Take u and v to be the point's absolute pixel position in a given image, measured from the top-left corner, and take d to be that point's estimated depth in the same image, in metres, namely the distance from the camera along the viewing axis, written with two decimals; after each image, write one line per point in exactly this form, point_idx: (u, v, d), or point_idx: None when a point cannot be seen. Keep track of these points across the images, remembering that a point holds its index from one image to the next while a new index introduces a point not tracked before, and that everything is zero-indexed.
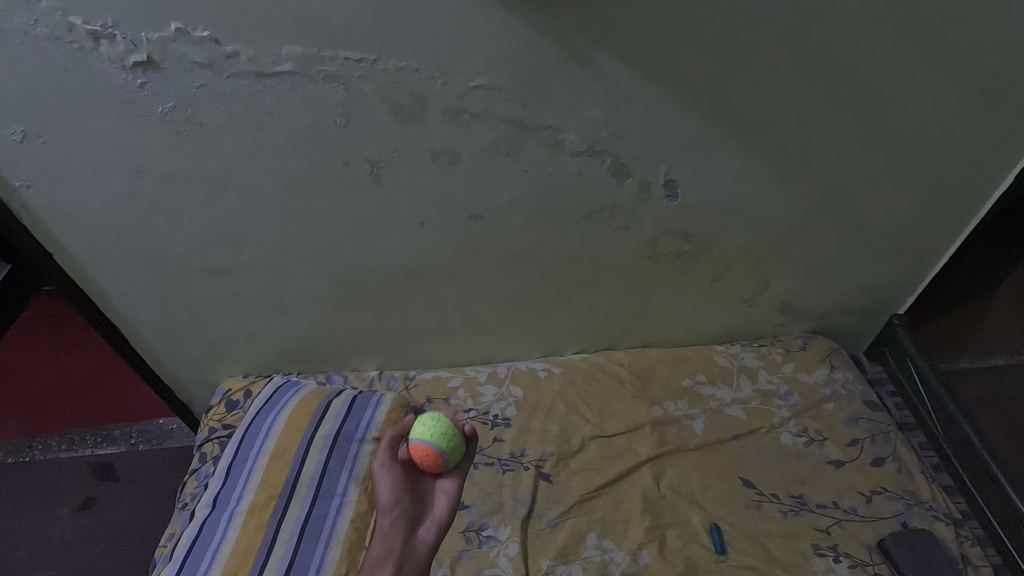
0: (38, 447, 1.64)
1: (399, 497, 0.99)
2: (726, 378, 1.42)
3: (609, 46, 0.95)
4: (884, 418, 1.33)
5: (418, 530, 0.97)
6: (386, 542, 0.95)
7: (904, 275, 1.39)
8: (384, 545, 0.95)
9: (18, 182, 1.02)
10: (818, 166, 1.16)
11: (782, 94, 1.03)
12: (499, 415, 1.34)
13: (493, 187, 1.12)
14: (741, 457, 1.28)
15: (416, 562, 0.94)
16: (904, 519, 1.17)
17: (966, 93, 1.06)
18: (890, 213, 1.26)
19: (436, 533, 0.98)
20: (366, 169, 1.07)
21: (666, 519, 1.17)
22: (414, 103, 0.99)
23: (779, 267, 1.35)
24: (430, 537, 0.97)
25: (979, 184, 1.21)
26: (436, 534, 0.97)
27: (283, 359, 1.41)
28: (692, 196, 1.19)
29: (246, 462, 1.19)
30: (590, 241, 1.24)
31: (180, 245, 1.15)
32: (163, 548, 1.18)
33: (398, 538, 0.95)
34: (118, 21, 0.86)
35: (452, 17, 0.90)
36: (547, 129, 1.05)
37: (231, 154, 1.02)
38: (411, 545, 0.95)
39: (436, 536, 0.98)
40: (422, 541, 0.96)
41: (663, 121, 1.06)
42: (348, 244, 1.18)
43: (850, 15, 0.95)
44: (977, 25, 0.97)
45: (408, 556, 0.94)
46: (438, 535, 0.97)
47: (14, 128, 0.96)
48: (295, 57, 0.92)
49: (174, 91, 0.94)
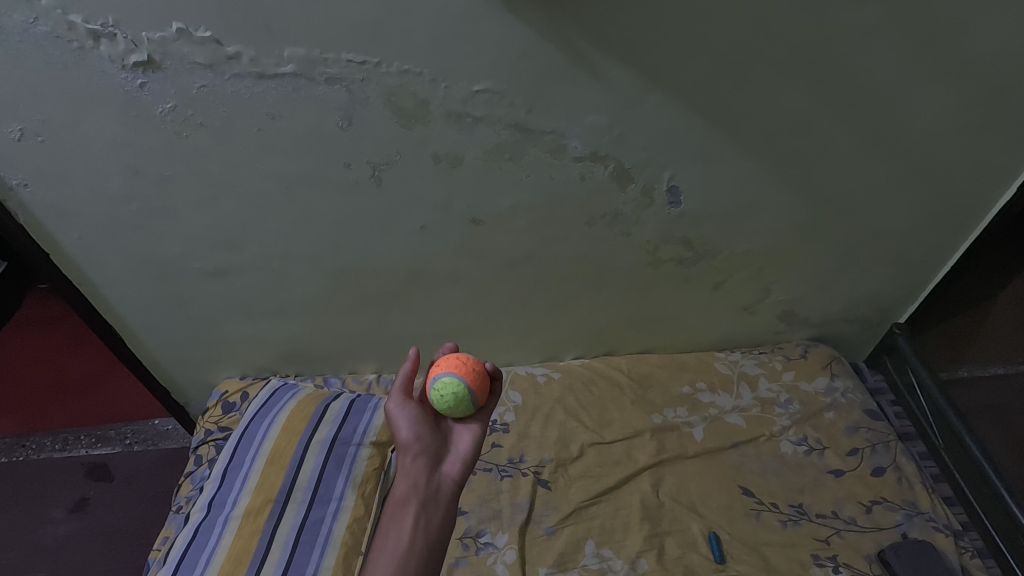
0: (32, 447, 1.63)
1: (418, 435, 0.92)
2: (726, 385, 1.41)
3: (614, 52, 0.94)
4: (884, 427, 1.33)
5: (441, 467, 0.91)
6: (408, 479, 0.88)
7: (904, 284, 1.39)
8: (406, 483, 0.88)
9: (15, 181, 1.01)
10: (821, 175, 1.16)
11: (787, 102, 1.03)
12: (498, 420, 1.33)
13: (495, 192, 1.11)
14: (740, 465, 1.27)
15: (441, 500, 0.87)
16: (904, 530, 1.17)
17: (969, 104, 1.06)
18: (892, 223, 1.26)
19: (461, 470, 0.91)
20: (368, 172, 1.06)
21: (665, 526, 1.17)
22: (416, 107, 0.98)
23: (780, 274, 1.35)
24: (454, 473, 0.90)
25: (981, 195, 1.21)
26: (460, 473, 0.90)
27: (280, 361, 1.40)
28: (694, 203, 1.18)
29: (242, 465, 1.18)
30: (591, 247, 1.24)
31: (178, 246, 1.14)
32: (157, 551, 1.17)
33: (421, 475, 0.88)
34: (119, 21, 0.85)
35: (456, 21, 0.89)
36: (550, 134, 1.04)
37: (232, 156, 1.01)
38: (436, 482, 0.88)
39: (461, 473, 0.91)
40: (447, 478, 0.90)
41: (666, 128, 1.06)
42: (348, 247, 1.18)
43: (856, 25, 0.94)
44: (982, 36, 0.96)
45: (432, 494, 0.87)
46: (462, 472, 0.91)
47: (12, 127, 0.94)
48: (298, 59, 0.91)
49: (175, 91, 0.93)
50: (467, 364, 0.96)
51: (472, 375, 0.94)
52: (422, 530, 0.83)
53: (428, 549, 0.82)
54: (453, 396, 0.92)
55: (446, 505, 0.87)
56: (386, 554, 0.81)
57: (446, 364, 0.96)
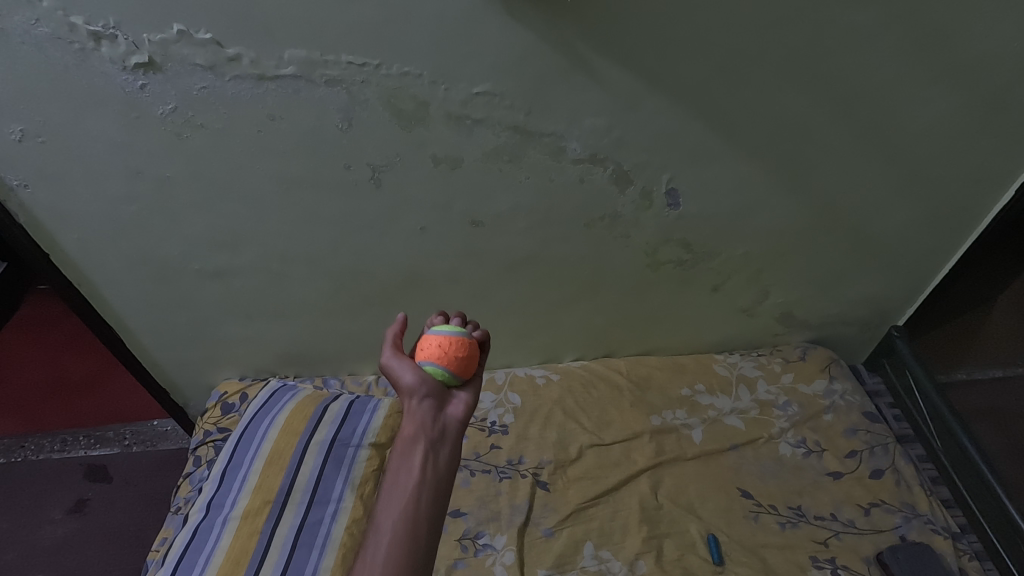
0: (31, 448, 1.63)
1: (421, 378, 0.87)
2: (724, 387, 1.41)
3: (613, 56, 0.95)
4: (883, 430, 1.33)
5: (446, 408, 0.88)
6: (414, 421, 0.85)
7: (903, 286, 1.39)
8: (412, 425, 0.85)
9: (15, 182, 1.01)
10: (819, 178, 1.16)
11: (785, 105, 1.03)
12: (496, 422, 1.33)
13: (494, 193, 1.12)
14: (739, 467, 1.27)
15: (448, 441, 0.86)
16: (902, 532, 1.17)
17: (966, 107, 1.06)
18: (891, 225, 1.26)
19: (465, 411, 0.89)
20: (368, 173, 1.06)
21: (664, 528, 1.17)
22: (416, 108, 0.99)
23: (779, 277, 1.35)
24: (459, 414, 0.88)
25: (980, 198, 1.21)
26: (465, 415, 0.88)
27: (279, 362, 1.41)
28: (693, 205, 1.18)
29: (241, 467, 1.18)
30: (590, 249, 1.24)
31: (178, 247, 1.14)
32: (155, 553, 1.16)
33: (427, 418, 0.85)
34: (120, 22, 0.86)
35: (455, 23, 0.89)
36: (549, 136, 1.04)
37: (231, 157, 1.02)
38: (442, 424, 0.86)
39: (465, 414, 0.89)
40: (452, 420, 0.87)
41: (665, 130, 1.06)
42: (348, 248, 1.18)
43: (854, 29, 0.95)
44: (980, 40, 0.97)
45: (439, 436, 0.85)
46: (466, 415, 0.89)
47: (13, 127, 0.94)
48: (297, 61, 0.91)
49: (175, 93, 0.93)
50: (450, 348, 0.90)
51: (452, 363, 0.90)
52: (430, 474, 0.82)
53: (436, 492, 0.82)
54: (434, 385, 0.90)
55: (453, 446, 0.86)
56: (396, 497, 0.81)
57: (427, 350, 0.91)
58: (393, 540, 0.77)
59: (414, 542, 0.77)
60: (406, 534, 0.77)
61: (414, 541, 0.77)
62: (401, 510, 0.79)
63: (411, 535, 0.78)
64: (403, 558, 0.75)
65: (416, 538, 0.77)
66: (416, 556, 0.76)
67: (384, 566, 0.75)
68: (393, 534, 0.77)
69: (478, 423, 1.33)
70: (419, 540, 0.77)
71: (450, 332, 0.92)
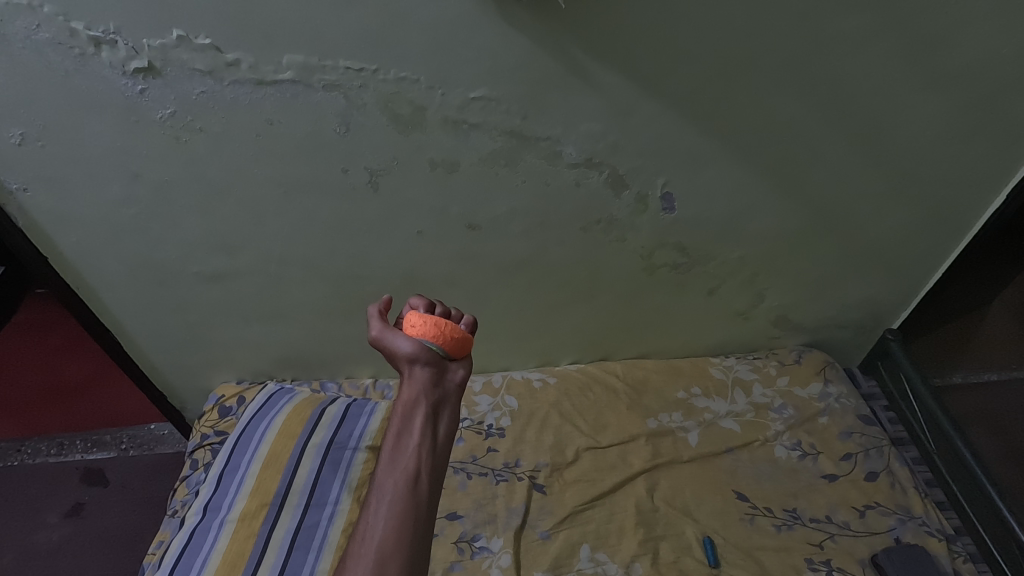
0: (27, 451, 1.63)
1: (419, 346, 0.88)
2: (721, 390, 1.42)
3: (609, 62, 0.96)
4: (877, 432, 1.34)
5: (445, 373, 0.90)
6: (414, 387, 0.87)
7: (897, 289, 1.40)
8: (412, 391, 0.87)
9: (15, 185, 1.01)
10: (813, 182, 1.17)
11: (778, 110, 1.05)
12: (494, 424, 1.34)
13: (491, 197, 1.12)
14: (735, 470, 1.28)
15: (448, 406, 0.89)
16: (897, 535, 1.17)
17: (958, 112, 1.07)
18: (884, 229, 1.27)
19: (464, 375, 0.91)
20: (365, 177, 1.07)
21: (660, 531, 1.17)
22: (413, 113, 1.00)
23: (773, 280, 1.36)
24: (458, 380, 0.90)
25: (972, 201, 1.22)
26: (463, 381, 0.90)
27: (277, 366, 1.41)
28: (688, 209, 1.19)
29: (238, 469, 1.19)
30: (587, 253, 1.25)
31: (176, 250, 1.15)
32: (152, 556, 1.16)
33: (427, 384, 0.87)
34: (121, 27, 0.86)
35: (452, 29, 0.91)
36: (546, 141, 1.05)
37: (230, 161, 1.03)
38: (443, 389, 0.88)
39: (463, 378, 0.91)
40: (451, 385, 0.90)
41: (661, 135, 1.07)
42: (345, 252, 1.18)
43: (845, 35, 0.96)
44: (969, 47, 0.98)
45: (440, 402, 0.88)
46: (464, 379, 0.91)
47: (13, 132, 0.95)
48: (296, 66, 0.92)
49: (175, 97, 0.94)
50: (443, 328, 0.91)
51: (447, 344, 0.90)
52: (431, 438, 0.86)
53: (436, 454, 0.86)
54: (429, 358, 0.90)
55: (452, 411, 0.89)
56: (397, 459, 0.84)
57: (421, 329, 0.90)
58: (396, 500, 0.81)
59: (416, 503, 0.81)
60: (408, 496, 0.82)
61: (415, 501, 0.82)
62: (402, 472, 0.83)
63: (413, 496, 0.82)
64: (405, 516, 0.80)
65: (417, 498, 0.82)
66: (417, 514, 0.81)
67: (387, 524, 0.79)
68: (395, 494, 0.81)
69: (475, 426, 1.33)
70: (420, 499, 0.82)
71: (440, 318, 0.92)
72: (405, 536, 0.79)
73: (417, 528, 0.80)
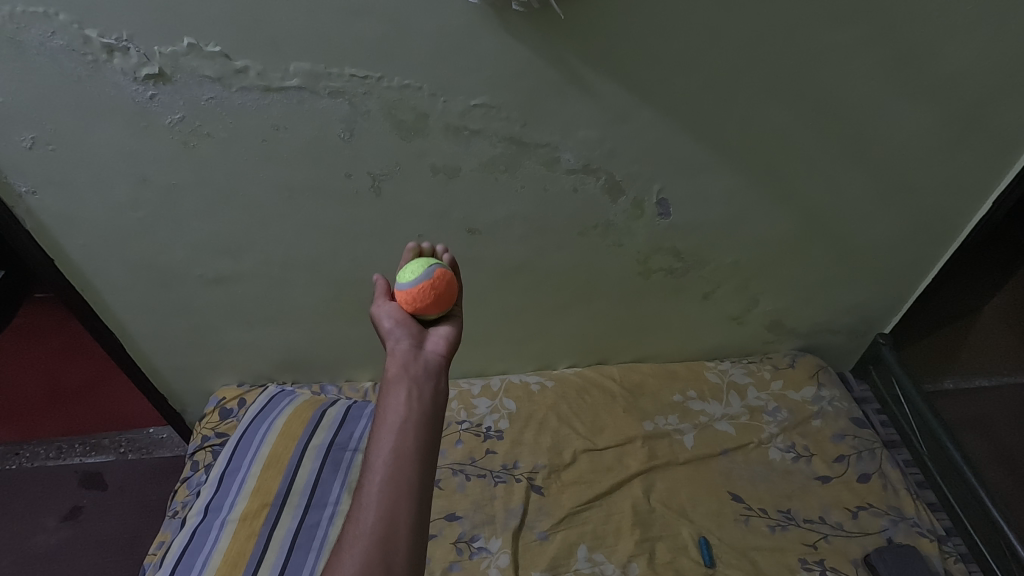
0: (26, 454, 1.63)
1: (399, 323, 0.81)
2: (715, 394, 1.44)
3: (605, 73, 0.99)
4: (870, 435, 1.36)
5: (425, 347, 0.79)
6: (394, 361, 0.75)
7: (887, 295, 1.43)
8: (392, 365, 0.75)
9: (22, 187, 1.03)
10: (803, 189, 1.20)
11: (770, 118, 1.08)
12: (492, 427, 1.35)
13: (491, 202, 1.15)
14: (730, 472, 1.30)
15: (433, 378, 0.75)
16: (889, 535, 1.19)
17: (944, 122, 1.10)
18: (874, 236, 1.30)
19: (447, 347, 0.80)
20: (368, 182, 1.09)
21: (656, 532, 1.19)
22: (415, 119, 1.02)
23: (767, 285, 1.39)
24: (440, 351, 0.79)
25: (959, 209, 1.25)
26: (446, 351, 0.78)
27: (278, 369, 1.42)
28: (683, 215, 1.22)
29: (239, 470, 1.20)
30: (584, 257, 1.27)
31: (181, 254, 1.16)
32: (152, 556, 1.17)
33: (407, 357, 0.76)
34: (132, 36, 0.89)
35: (455, 39, 0.93)
36: (544, 147, 1.08)
37: (234, 164, 1.05)
38: (424, 362, 0.76)
39: (447, 350, 0.80)
40: (433, 357, 0.78)
41: (656, 142, 1.10)
42: (347, 255, 1.20)
43: (834, 44, 0.99)
44: (953, 59, 1.01)
45: (423, 373, 0.75)
46: (447, 352, 0.79)
47: (23, 135, 0.97)
48: (303, 73, 0.95)
49: (184, 102, 0.96)
50: (439, 288, 0.84)
51: (450, 296, 0.85)
52: (419, 409, 0.71)
53: (427, 425, 0.70)
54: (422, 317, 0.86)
55: (439, 381, 0.75)
56: (384, 434, 0.68)
57: (405, 301, 0.84)
58: (386, 479, 0.65)
59: (406, 477, 0.65)
60: (398, 472, 0.66)
61: (407, 474, 0.66)
62: (390, 448, 0.67)
63: (403, 471, 0.66)
64: (397, 494, 0.64)
65: (411, 471, 0.66)
66: (412, 490, 0.65)
67: (378, 507, 0.64)
68: (385, 472, 0.65)
69: (474, 428, 1.35)
70: (414, 472, 0.66)
71: (432, 264, 0.86)
72: (400, 515, 0.63)
73: (412, 507, 0.64)
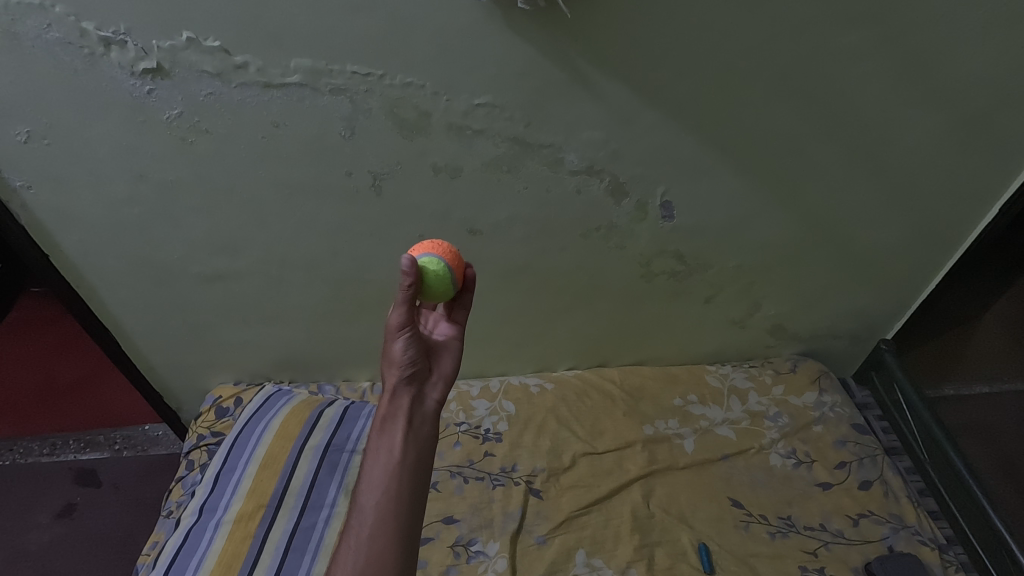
0: (19, 451, 1.61)
1: (409, 354, 0.77)
2: (716, 398, 1.43)
3: (611, 73, 0.98)
4: (871, 442, 1.35)
5: (426, 385, 0.79)
6: (392, 398, 0.77)
7: (890, 301, 1.42)
8: (388, 402, 0.76)
9: (18, 182, 1.02)
10: (808, 193, 1.19)
11: (776, 122, 1.06)
12: (491, 429, 1.34)
13: (494, 203, 1.13)
14: (730, 477, 1.29)
15: (428, 422, 0.77)
16: (890, 543, 1.18)
17: (952, 127, 1.09)
18: (879, 241, 1.29)
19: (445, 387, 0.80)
20: (369, 180, 1.08)
21: (655, 537, 1.18)
22: (417, 118, 1.01)
23: (770, 289, 1.37)
24: (439, 393, 0.79)
25: (966, 215, 1.24)
26: (444, 395, 0.79)
27: (276, 368, 1.41)
28: (686, 217, 1.21)
29: (234, 470, 1.19)
30: (586, 259, 1.26)
31: (178, 251, 1.15)
32: (146, 556, 1.15)
33: (406, 398, 0.76)
34: (130, 29, 0.87)
35: (459, 37, 0.92)
36: (548, 147, 1.07)
37: (233, 161, 1.03)
38: (422, 404, 0.77)
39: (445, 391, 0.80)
40: (431, 399, 0.78)
41: (661, 144, 1.08)
42: (347, 254, 1.19)
43: (842, 48, 0.97)
44: (962, 64, 1.00)
45: (419, 417, 0.76)
46: (445, 394, 0.80)
47: (19, 129, 0.95)
48: (303, 70, 0.93)
49: (183, 98, 0.95)
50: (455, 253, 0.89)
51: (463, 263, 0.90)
52: (412, 456, 0.73)
53: (416, 470, 0.73)
54: (435, 285, 0.83)
55: (432, 427, 0.77)
56: (376, 475, 0.72)
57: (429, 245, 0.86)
58: (376, 523, 0.68)
59: (393, 520, 0.69)
60: (387, 513, 0.69)
61: (397, 517, 0.70)
62: (382, 494, 0.70)
63: (393, 515, 0.69)
64: (385, 537, 0.68)
65: (399, 518, 0.70)
66: (400, 534, 0.69)
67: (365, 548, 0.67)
68: (377, 516, 0.69)
69: (472, 430, 1.34)
70: (402, 518, 0.70)
71: None
72: (387, 560, 0.67)
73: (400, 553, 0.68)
